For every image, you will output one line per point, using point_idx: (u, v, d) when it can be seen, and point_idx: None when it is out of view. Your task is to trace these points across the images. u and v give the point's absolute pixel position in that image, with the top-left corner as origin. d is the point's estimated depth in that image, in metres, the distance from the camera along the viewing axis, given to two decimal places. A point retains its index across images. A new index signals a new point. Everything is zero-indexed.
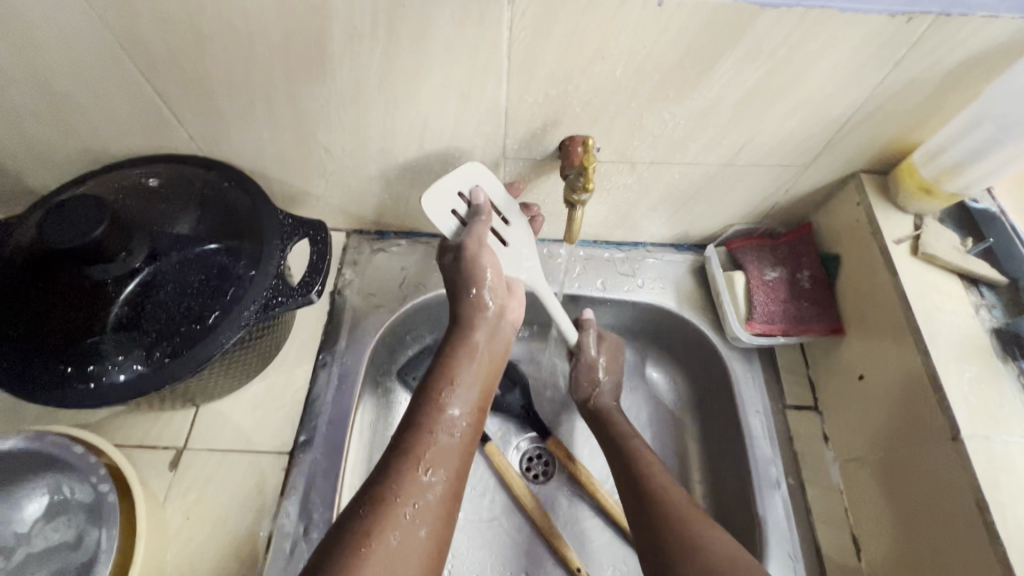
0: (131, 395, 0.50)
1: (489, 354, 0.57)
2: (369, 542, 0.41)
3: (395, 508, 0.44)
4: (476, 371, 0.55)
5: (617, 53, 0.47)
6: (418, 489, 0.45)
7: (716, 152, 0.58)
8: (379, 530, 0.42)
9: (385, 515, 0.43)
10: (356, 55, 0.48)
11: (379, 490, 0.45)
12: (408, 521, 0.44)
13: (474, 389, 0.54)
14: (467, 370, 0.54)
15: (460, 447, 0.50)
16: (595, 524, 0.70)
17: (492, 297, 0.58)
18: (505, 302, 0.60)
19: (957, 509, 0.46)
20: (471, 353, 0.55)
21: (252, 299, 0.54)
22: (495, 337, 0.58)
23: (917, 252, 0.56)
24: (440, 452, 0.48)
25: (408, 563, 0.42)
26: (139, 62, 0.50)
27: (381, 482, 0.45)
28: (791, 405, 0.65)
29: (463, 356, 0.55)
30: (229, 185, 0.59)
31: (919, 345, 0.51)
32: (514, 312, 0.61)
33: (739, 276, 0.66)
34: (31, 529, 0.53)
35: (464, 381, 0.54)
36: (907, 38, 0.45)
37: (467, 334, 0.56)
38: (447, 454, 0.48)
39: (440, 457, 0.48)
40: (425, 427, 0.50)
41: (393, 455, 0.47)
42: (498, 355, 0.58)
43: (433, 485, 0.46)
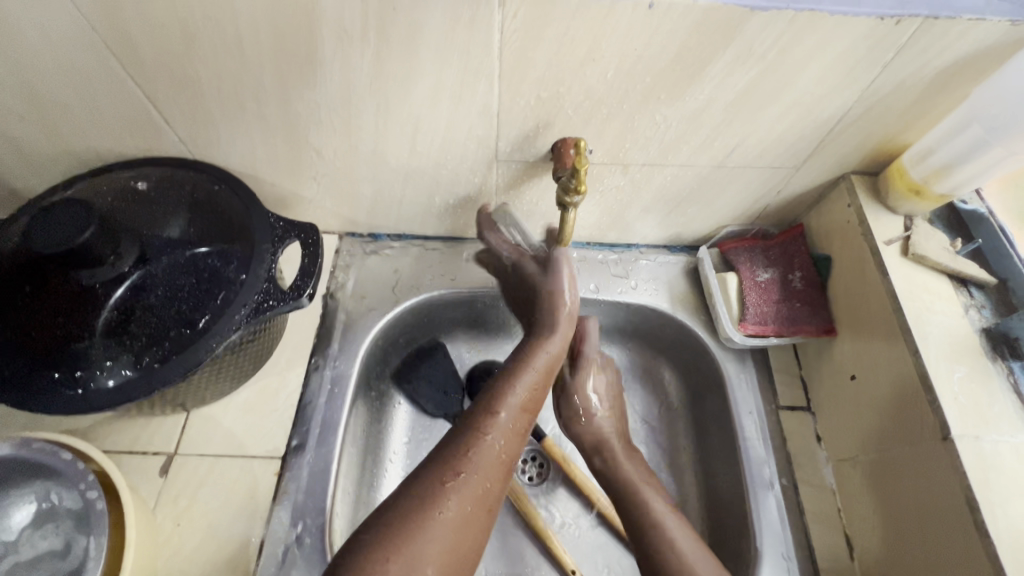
0: (117, 402, 0.47)
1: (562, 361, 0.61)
2: (433, 495, 0.44)
3: (460, 466, 0.47)
4: (546, 367, 0.58)
5: (608, 55, 0.47)
6: (483, 463, 0.48)
7: (708, 154, 0.59)
8: (443, 498, 0.44)
9: (447, 485, 0.45)
10: (347, 58, 0.48)
11: (448, 461, 0.47)
12: (469, 493, 0.46)
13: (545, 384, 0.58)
14: (543, 363, 0.58)
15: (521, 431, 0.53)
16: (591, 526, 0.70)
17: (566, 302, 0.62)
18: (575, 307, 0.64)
19: (949, 509, 0.46)
20: (543, 352, 0.59)
21: (243, 302, 0.52)
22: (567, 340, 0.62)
23: (907, 253, 0.57)
24: (507, 426, 0.51)
25: (463, 532, 0.44)
26: (127, 65, 0.49)
27: (454, 454, 0.48)
28: (784, 406, 0.65)
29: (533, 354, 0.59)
30: (220, 188, 0.58)
31: (910, 346, 0.52)
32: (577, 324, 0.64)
33: (732, 277, 0.67)
34: (19, 537, 0.52)
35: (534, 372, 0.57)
36: (895, 41, 0.45)
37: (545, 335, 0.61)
38: (508, 431, 0.51)
39: (507, 438, 0.51)
40: (493, 407, 0.52)
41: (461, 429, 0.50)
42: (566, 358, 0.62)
43: (497, 462, 0.49)
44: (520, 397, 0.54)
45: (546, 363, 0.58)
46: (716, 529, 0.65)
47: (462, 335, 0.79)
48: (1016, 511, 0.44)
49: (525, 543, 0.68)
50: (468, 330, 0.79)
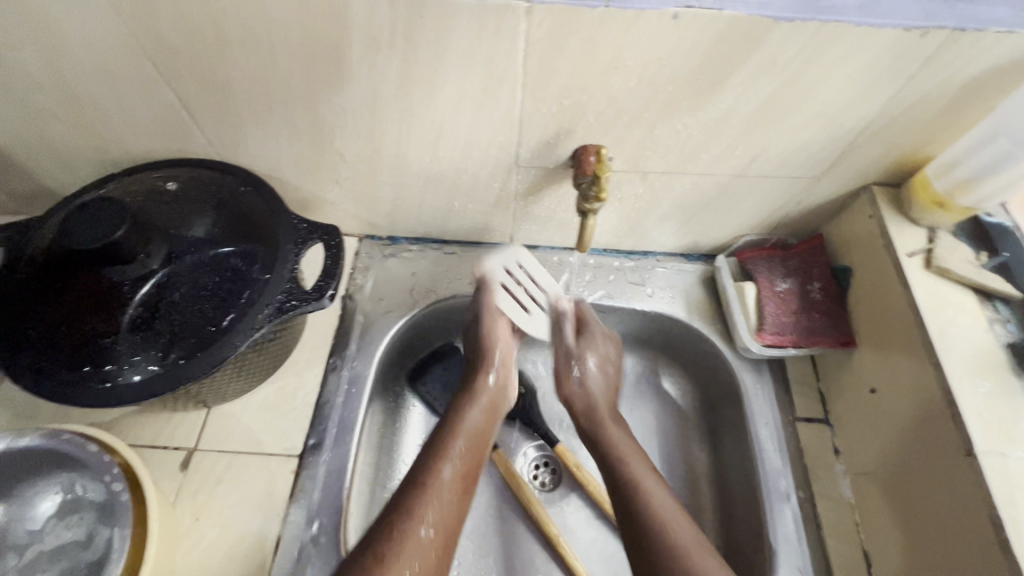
0: (145, 396, 0.48)
1: (483, 427, 0.60)
2: None
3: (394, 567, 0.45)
4: (473, 433, 0.58)
5: (631, 64, 0.48)
6: (413, 546, 0.47)
7: (727, 164, 0.59)
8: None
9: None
10: (374, 65, 0.49)
11: (380, 547, 0.46)
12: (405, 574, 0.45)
13: (472, 455, 0.57)
14: (471, 435, 0.58)
15: (458, 504, 0.52)
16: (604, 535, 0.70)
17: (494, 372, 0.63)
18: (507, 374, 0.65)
19: (973, 527, 0.45)
20: (467, 425, 0.58)
21: (266, 302, 0.53)
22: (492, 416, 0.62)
23: (930, 266, 0.56)
24: (441, 513, 0.50)
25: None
26: (162, 69, 0.51)
27: (383, 539, 0.47)
28: (801, 418, 0.64)
29: (460, 419, 0.59)
30: (246, 189, 0.59)
31: (932, 359, 0.51)
32: (512, 394, 0.65)
33: (750, 287, 0.66)
34: (44, 527, 0.53)
35: (461, 445, 0.56)
36: (921, 53, 0.45)
37: (467, 404, 0.60)
38: (443, 512, 0.50)
39: (440, 511, 0.50)
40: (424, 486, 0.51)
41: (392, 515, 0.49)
42: (495, 424, 0.62)
43: (430, 543, 0.48)
44: (453, 466, 0.54)
45: (469, 427, 0.58)
46: (729, 542, 0.64)
47: None
48: None
49: (538, 549, 0.68)
50: None
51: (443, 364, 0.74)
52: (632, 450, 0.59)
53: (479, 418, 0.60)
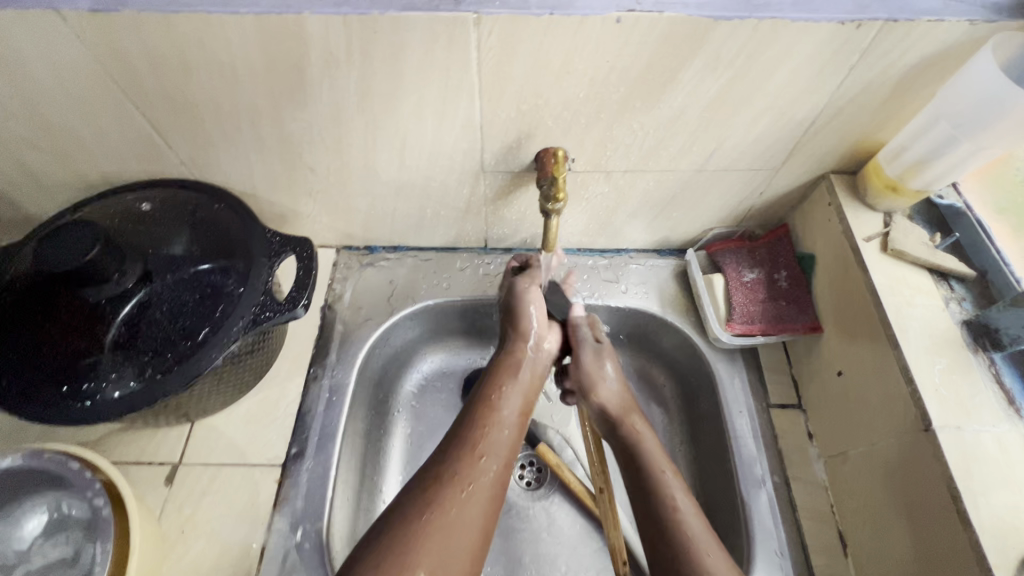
0: (123, 411, 0.50)
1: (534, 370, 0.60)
2: (428, 517, 0.43)
3: (454, 489, 0.45)
4: (525, 378, 0.58)
5: (582, 68, 0.49)
6: (480, 473, 0.47)
7: (687, 159, 0.60)
8: (444, 505, 0.44)
9: (445, 495, 0.45)
10: (335, 79, 0.50)
11: (443, 469, 0.47)
12: (465, 499, 0.45)
13: (525, 393, 0.57)
14: (519, 375, 0.58)
15: (513, 438, 0.52)
16: (590, 529, 0.71)
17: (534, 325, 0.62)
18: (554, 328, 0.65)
19: (933, 500, 0.47)
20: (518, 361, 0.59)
21: (240, 314, 0.55)
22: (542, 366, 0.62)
23: (886, 249, 0.57)
24: (495, 442, 0.50)
25: (465, 541, 0.43)
26: (129, 93, 0.52)
27: (449, 463, 0.47)
28: (775, 404, 0.66)
29: (513, 368, 0.58)
30: (219, 206, 0.61)
31: (891, 339, 0.53)
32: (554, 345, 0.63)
33: (719, 278, 0.68)
34: (30, 547, 0.54)
35: (516, 384, 0.57)
36: (858, 44, 0.47)
37: (516, 347, 0.60)
38: (500, 445, 0.50)
39: (496, 443, 0.50)
40: (482, 419, 0.52)
41: (451, 443, 0.50)
42: (546, 367, 0.62)
43: (512, 416, 0.54)
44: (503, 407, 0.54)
45: (526, 371, 0.59)
46: None
47: (458, 341, 0.80)
48: (1000, 501, 0.44)
49: (527, 546, 0.69)
50: (463, 336, 0.80)
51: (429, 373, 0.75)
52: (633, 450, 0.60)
53: (533, 360, 0.60)
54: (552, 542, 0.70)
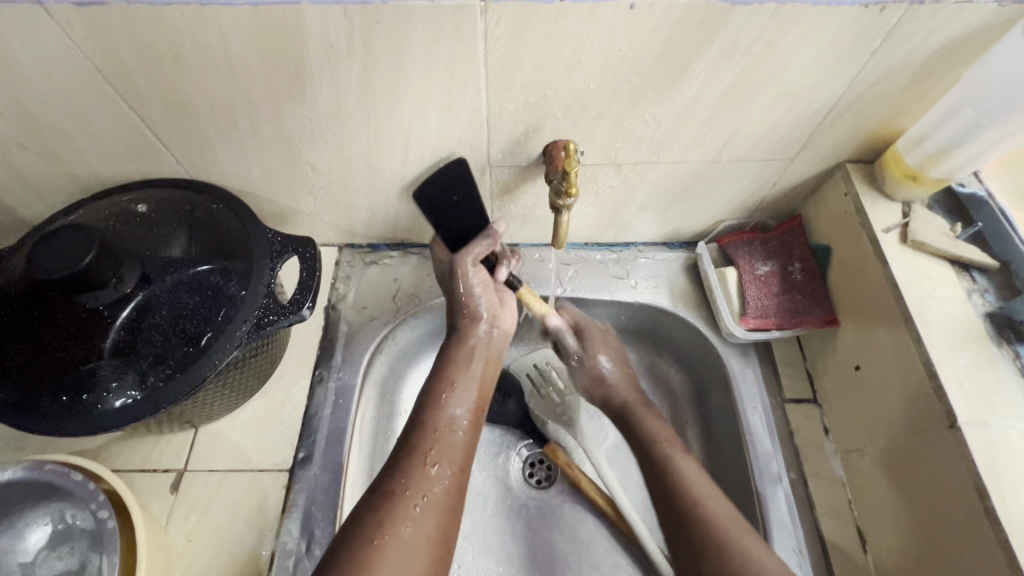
0: (126, 421, 0.49)
1: (484, 366, 0.61)
2: (383, 536, 0.43)
3: (406, 503, 0.46)
4: (472, 379, 0.59)
5: (593, 57, 0.47)
6: (430, 482, 0.48)
7: (699, 150, 0.59)
8: (396, 521, 0.45)
9: (398, 508, 0.46)
10: (335, 73, 0.48)
11: (392, 485, 0.48)
12: (418, 514, 0.46)
13: (472, 392, 0.58)
14: (467, 377, 0.58)
15: (462, 442, 0.53)
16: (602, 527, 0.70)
17: (484, 316, 0.62)
18: (497, 315, 0.64)
19: (959, 498, 0.46)
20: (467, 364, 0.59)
21: (243, 318, 0.53)
22: (491, 361, 0.62)
23: (906, 240, 0.56)
24: (443, 448, 0.51)
25: (420, 555, 0.44)
26: (121, 90, 0.50)
27: (397, 476, 0.48)
28: (790, 399, 0.65)
29: (462, 366, 0.59)
30: (219, 207, 0.60)
31: (912, 333, 0.51)
32: (507, 328, 0.64)
33: (731, 272, 0.66)
34: (35, 558, 0.53)
35: (462, 384, 0.58)
36: (881, 28, 0.45)
37: (461, 348, 0.60)
38: (449, 449, 0.52)
39: (445, 449, 0.51)
40: (430, 426, 0.53)
41: (400, 454, 0.50)
42: (492, 365, 0.62)
43: (464, 418, 0.55)
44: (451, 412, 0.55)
45: (473, 370, 0.59)
46: None
47: None
48: None
49: (539, 546, 0.68)
50: None
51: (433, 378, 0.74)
52: (668, 437, 0.59)
53: (480, 360, 0.60)
54: (564, 541, 0.69)
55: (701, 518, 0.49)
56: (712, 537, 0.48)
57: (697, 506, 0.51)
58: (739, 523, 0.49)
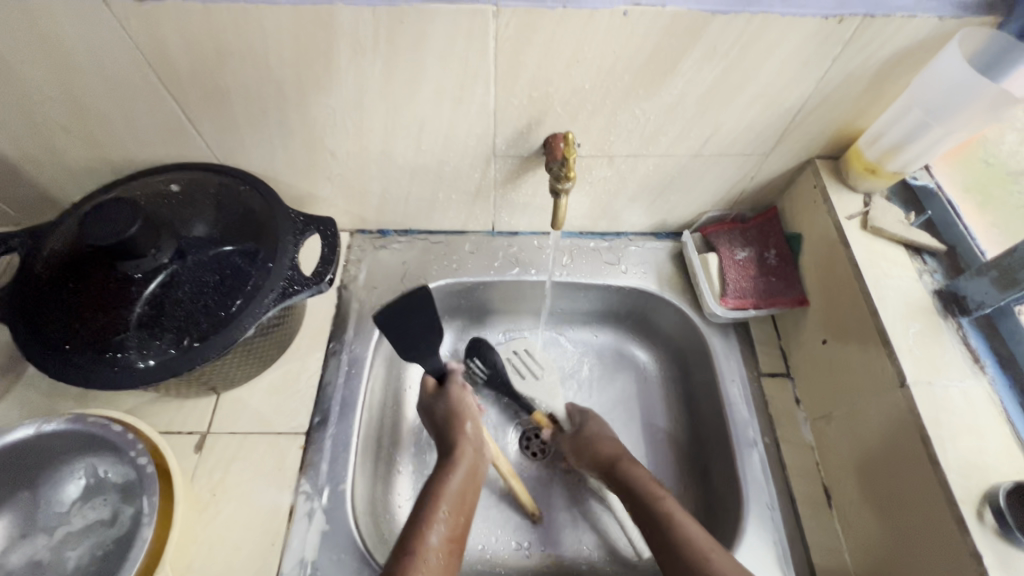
0: (163, 375, 0.54)
1: (468, 491, 0.63)
2: None
3: None
4: (456, 501, 0.61)
5: (591, 57, 0.53)
6: None
7: (684, 144, 0.65)
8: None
9: None
10: (360, 67, 0.54)
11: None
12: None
13: (456, 516, 0.60)
14: (453, 499, 0.61)
15: (447, 566, 0.55)
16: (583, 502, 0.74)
17: (470, 422, 0.69)
18: (481, 442, 0.68)
19: (906, 447, 0.52)
20: (448, 488, 0.62)
21: (270, 287, 0.59)
22: (473, 483, 0.64)
23: (866, 226, 0.63)
24: (429, 573, 0.53)
25: None
26: (163, 79, 0.55)
27: None
28: (765, 373, 0.71)
29: (444, 491, 0.61)
30: (245, 187, 0.65)
31: (870, 306, 0.58)
32: (491, 449, 0.69)
33: (713, 257, 0.73)
34: (69, 509, 0.57)
35: (446, 509, 0.60)
36: (840, 37, 0.52)
37: (447, 471, 0.64)
38: (434, 574, 0.53)
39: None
40: (414, 552, 0.54)
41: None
42: (476, 490, 0.64)
43: (445, 544, 0.57)
44: (435, 537, 0.57)
45: (452, 490, 0.62)
46: (706, 490, 0.70)
47: (455, 322, 0.84)
48: (964, 446, 0.49)
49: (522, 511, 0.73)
50: (461, 317, 0.84)
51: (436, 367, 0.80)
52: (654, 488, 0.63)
53: (462, 484, 0.63)
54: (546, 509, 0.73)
55: (694, 555, 0.54)
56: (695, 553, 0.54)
57: (666, 521, 0.58)
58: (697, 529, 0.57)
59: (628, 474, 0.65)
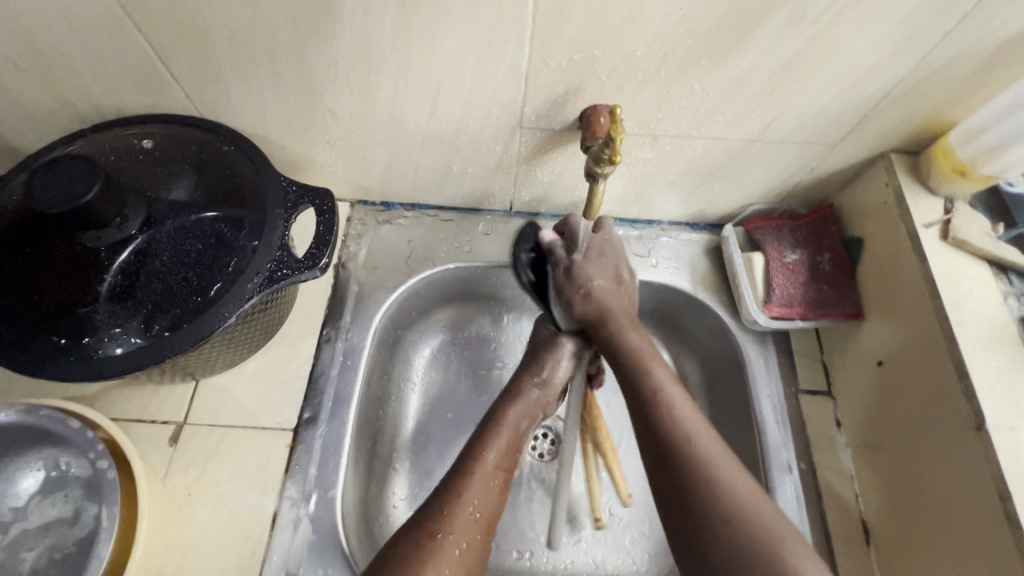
0: (127, 369, 0.45)
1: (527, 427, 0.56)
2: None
3: (444, 544, 0.43)
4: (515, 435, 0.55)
5: (651, 15, 0.44)
6: (466, 521, 0.45)
7: (743, 127, 0.56)
8: (437, 564, 0.41)
9: (438, 549, 0.42)
10: (370, 10, 0.45)
11: (434, 525, 0.44)
12: (455, 557, 0.43)
13: (515, 445, 0.54)
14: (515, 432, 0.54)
15: (498, 496, 0.49)
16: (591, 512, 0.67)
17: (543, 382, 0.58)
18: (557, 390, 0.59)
19: (976, 500, 0.46)
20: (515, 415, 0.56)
21: (255, 271, 0.49)
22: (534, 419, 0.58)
23: (946, 238, 0.54)
24: (486, 495, 0.48)
25: None
26: (131, 11, 0.46)
27: (437, 517, 0.45)
28: (804, 390, 0.64)
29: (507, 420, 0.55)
30: (230, 147, 0.55)
31: (946, 333, 0.50)
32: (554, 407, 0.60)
33: (758, 257, 0.64)
34: (27, 504, 0.51)
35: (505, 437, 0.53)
36: (959, 8, 0.42)
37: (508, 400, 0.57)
38: (488, 500, 0.48)
39: (484, 498, 0.48)
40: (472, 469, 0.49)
41: (436, 501, 0.46)
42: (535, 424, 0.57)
43: (498, 473, 0.50)
44: (494, 458, 0.51)
45: (518, 430, 0.55)
46: None
47: (451, 310, 0.75)
48: None
49: (522, 519, 0.66)
50: (457, 303, 0.75)
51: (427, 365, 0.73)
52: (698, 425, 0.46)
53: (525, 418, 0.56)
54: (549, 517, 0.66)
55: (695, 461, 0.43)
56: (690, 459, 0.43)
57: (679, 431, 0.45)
58: (747, 480, 0.42)
59: (619, 340, 0.54)
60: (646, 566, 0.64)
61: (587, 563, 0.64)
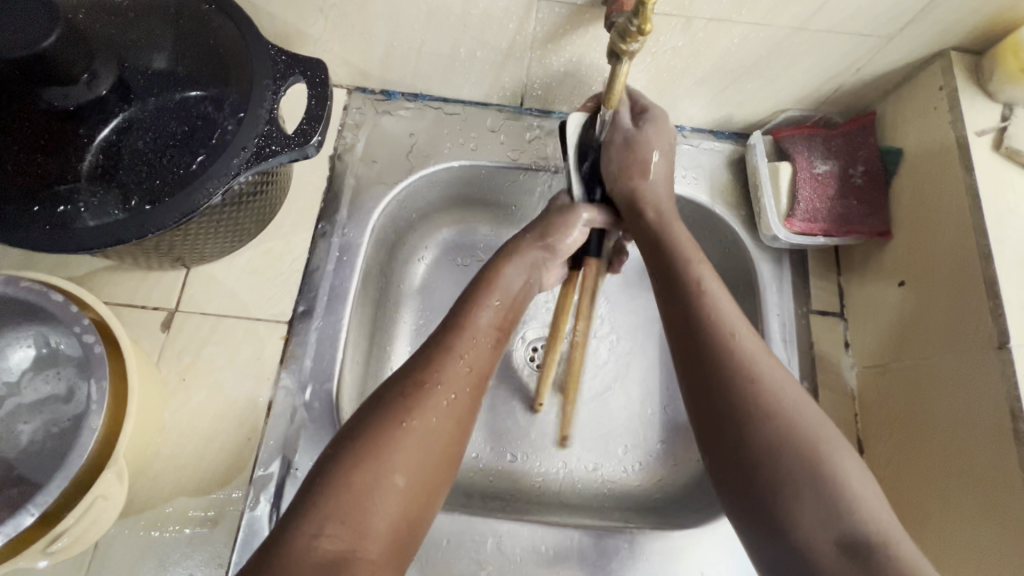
0: (108, 242, 0.42)
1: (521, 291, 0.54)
2: (408, 420, 0.40)
3: (433, 394, 0.42)
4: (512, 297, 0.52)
5: None
6: (457, 372, 0.44)
7: (791, 11, 0.49)
8: (426, 410, 0.41)
9: (426, 397, 0.42)
10: None
11: (423, 375, 0.43)
12: (445, 406, 0.42)
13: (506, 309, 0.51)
14: (509, 291, 0.52)
15: (491, 352, 0.48)
16: (585, 421, 0.67)
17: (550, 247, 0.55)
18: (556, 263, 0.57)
19: (987, 420, 0.45)
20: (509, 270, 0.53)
21: (241, 145, 0.45)
22: (530, 290, 0.55)
23: (998, 147, 0.50)
24: (478, 354, 0.46)
25: (436, 447, 0.40)
26: None
27: (424, 368, 0.43)
28: (816, 310, 0.61)
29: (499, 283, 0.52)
30: (209, 8, 0.48)
31: (982, 250, 0.47)
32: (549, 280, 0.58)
33: (786, 167, 0.60)
34: (20, 379, 0.50)
35: (496, 299, 0.51)
36: None
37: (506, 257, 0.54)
38: (481, 357, 0.47)
39: (475, 352, 0.46)
40: (464, 328, 0.48)
41: (426, 353, 0.45)
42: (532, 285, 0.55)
43: (487, 329, 0.49)
44: (487, 315, 0.49)
45: (513, 291, 0.52)
46: None
47: (451, 214, 0.72)
48: None
49: (516, 423, 0.66)
50: (459, 207, 0.71)
51: (424, 270, 0.71)
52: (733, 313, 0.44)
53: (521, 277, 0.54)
54: (544, 425, 0.67)
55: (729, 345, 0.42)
56: (727, 368, 0.41)
57: (717, 337, 0.42)
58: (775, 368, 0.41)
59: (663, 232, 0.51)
60: (637, 474, 0.65)
61: (578, 468, 0.65)
